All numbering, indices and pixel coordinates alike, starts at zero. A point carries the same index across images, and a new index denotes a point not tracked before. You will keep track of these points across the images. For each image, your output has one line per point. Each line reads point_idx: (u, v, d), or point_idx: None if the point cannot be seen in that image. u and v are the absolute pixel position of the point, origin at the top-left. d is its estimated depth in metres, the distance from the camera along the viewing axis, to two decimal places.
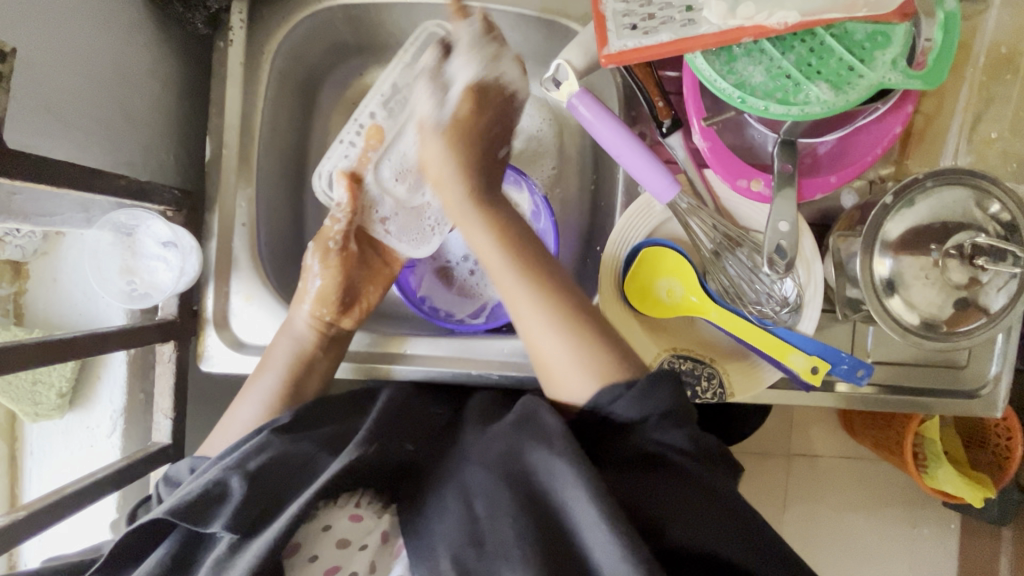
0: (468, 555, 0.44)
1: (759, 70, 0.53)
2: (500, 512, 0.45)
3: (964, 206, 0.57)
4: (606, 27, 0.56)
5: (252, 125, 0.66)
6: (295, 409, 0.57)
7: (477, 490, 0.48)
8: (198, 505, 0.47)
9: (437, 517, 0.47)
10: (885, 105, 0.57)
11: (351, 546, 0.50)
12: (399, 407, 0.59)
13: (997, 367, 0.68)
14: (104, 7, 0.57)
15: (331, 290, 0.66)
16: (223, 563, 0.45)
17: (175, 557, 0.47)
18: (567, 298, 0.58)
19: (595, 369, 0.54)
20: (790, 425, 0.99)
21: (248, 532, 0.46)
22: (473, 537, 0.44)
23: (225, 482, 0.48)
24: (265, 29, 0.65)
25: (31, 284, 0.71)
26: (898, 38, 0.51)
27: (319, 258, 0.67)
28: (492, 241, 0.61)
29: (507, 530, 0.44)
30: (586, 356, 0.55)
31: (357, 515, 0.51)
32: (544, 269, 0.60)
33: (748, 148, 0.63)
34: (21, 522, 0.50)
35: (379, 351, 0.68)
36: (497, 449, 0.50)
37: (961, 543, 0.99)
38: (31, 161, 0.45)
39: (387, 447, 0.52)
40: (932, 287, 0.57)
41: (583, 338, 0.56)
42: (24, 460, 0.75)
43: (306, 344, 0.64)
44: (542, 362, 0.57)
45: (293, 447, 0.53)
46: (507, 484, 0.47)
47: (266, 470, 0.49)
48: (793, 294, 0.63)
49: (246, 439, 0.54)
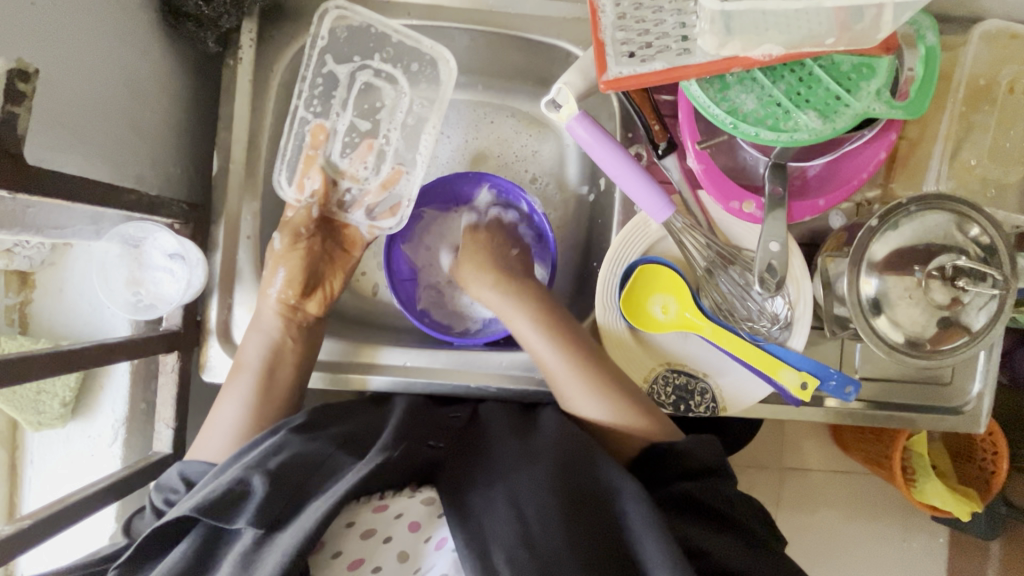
0: (521, 557, 0.44)
1: (751, 98, 0.56)
2: (550, 521, 0.47)
3: (946, 230, 0.59)
4: (605, 53, 0.58)
5: (259, 140, 0.68)
6: (308, 410, 0.60)
7: (517, 491, 0.49)
8: (222, 503, 0.48)
9: (487, 515, 0.48)
10: (871, 132, 0.60)
11: (375, 537, 0.50)
12: (417, 414, 0.61)
13: (980, 383, 0.70)
14: (118, 26, 0.59)
15: (295, 275, 0.67)
16: (250, 558, 0.45)
17: (197, 555, 0.48)
18: (584, 346, 0.64)
19: (606, 400, 0.62)
20: (782, 439, 1.01)
21: (273, 527, 0.47)
22: (524, 538, 0.45)
23: (247, 480, 0.49)
24: (274, 49, 0.67)
25: (37, 294, 0.71)
26: (882, 70, 0.54)
27: (285, 239, 0.68)
28: (537, 332, 0.66)
29: (557, 538, 0.46)
30: (602, 386, 0.62)
31: (381, 507, 0.51)
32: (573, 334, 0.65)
33: (740, 169, 0.66)
34: (25, 531, 0.50)
35: (354, 360, 0.70)
36: (539, 458, 0.53)
37: (950, 556, 1.01)
38: (47, 176, 0.45)
39: (409, 447, 0.54)
40: (916, 306, 0.59)
41: (592, 375, 0.63)
42: (23, 469, 0.75)
43: (277, 332, 0.65)
44: (563, 391, 0.64)
45: (312, 446, 0.54)
46: (544, 485, 0.50)
47: (289, 470, 0.51)
48: (784, 311, 0.65)
49: (261, 439, 0.56)
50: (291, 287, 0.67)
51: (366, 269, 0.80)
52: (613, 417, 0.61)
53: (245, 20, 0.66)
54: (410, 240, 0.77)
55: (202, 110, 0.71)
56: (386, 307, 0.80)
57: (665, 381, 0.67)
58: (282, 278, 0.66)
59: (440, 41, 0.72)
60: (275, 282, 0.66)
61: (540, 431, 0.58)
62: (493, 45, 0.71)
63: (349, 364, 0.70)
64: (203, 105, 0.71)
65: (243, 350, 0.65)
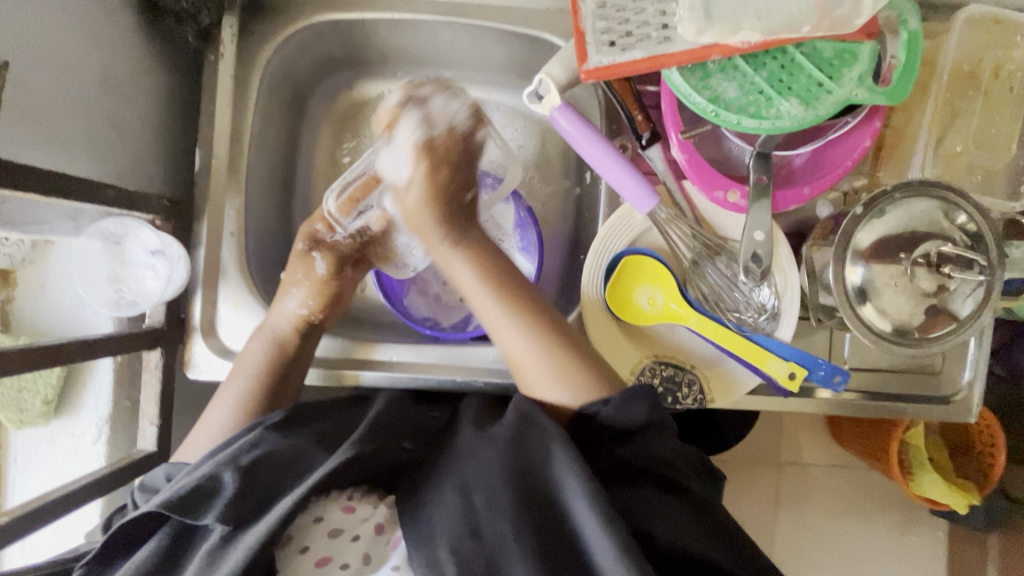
0: (467, 548, 0.45)
1: (733, 86, 0.56)
2: (497, 507, 0.47)
3: (931, 217, 0.59)
4: (585, 43, 0.57)
5: (241, 135, 0.68)
6: (287, 407, 0.59)
7: (470, 484, 0.49)
8: (189, 499, 0.48)
9: (438, 512, 0.49)
10: (854, 119, 0.60)
11: (343, 536, 0.50)
12: (395, 408, 0.60)
13: (970, 372, 0.70)
14: (94, 20, 0.58)
15: (314, 292, 0.69)
16: (216, 557, 0.46)
17: (166, 551, 0.48)
18: (543, 316, 0.61)
19: (562, 367, 0.58)
20: (775, 432, 1.01)
21: (240, 525, 0.48)
22: (473, 531, 0.46)
23: (218, 477, 0.49)
24: (254, 43, 0.67)
25: (19, 292, 0.71)
26: (864, 56, 0.54)
27: (327, 264, 0.70)
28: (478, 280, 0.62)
29: (505, 526, 0.46)
30: (554, 353, 0.59)
31: (349, 508, 0.51)
32: (523, 299, 0.61)
33: (725, 160, 0.65)
34: (3, 528, 0.50)
35: (352, 356, 0.70)
36: (495, 443, 0.52)
37: (947, 549, 1.00)
38: (18, 170, 0.45)
39: (381, 443, 0.54)
40: (902, 294, 0.59)
41: (541, 334, 0.60)
42: (8, 468, 0.74)
43: (288, 341, 0.66)
44: (524, 372, 0.60)
45: (287, 443, 0.54)
46: (499, 474, 0.49)
47: (260, 468, 0.51)
48: (771, 301, 0.65)
49: (239, 436, 0.56)
50: (317, 307, 0.69)
51: None
52: (569, 388, 0.57)
53: (225, 14, 0.66)
54: None
55: (184, 105, 0.71)
56: (373, 303, 0.80)
57: (653, 373, 0.66)
58: (303, 297, 0.68)
59: (422, 34, 0.71)
60: (292, 298, 0.68)
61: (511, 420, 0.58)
62: (476, 37, 0.71)
63: (336, 360, 0.70)
64: (184, 100, 0.70)
65: (244, 350, 0.66)
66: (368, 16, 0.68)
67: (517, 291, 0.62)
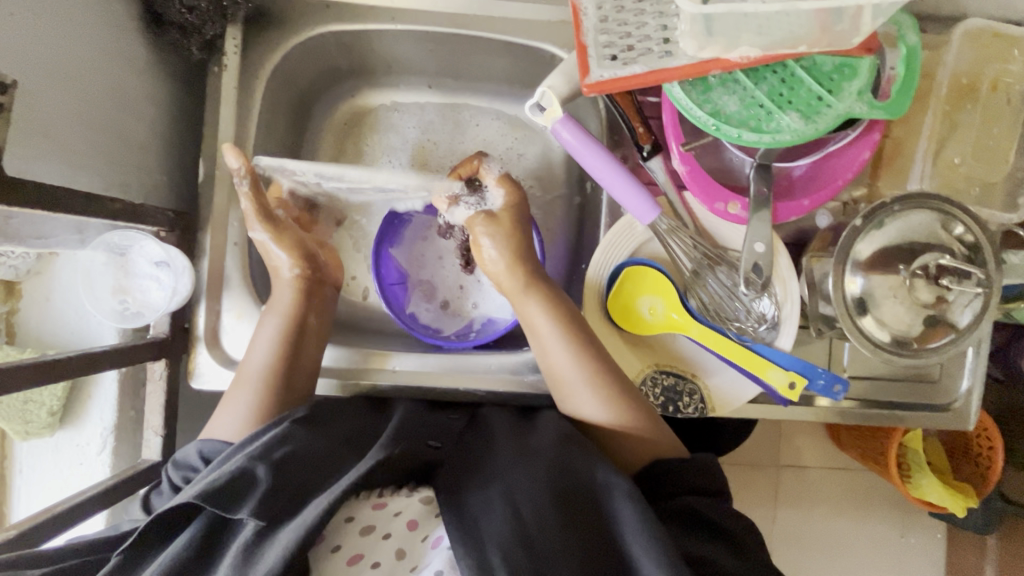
0: (518, 556, 0.45)
1: (733, 99, 0.56)
2: (546, 520, 0.48)
3: (930, 228, 0.59)
4: (587, 56, 0.58)
5: (245, 146, 0.68)
6: (310, 403, 0.61)
7: (514, 490, 0.50)
8: (227, 492, 0.48)
9: (483, 513, 0.49)
10: (854, 132, 0.60)
11: (375, 533, 0.50)
12: (415, 417, 0.62)
13: (969, 380, 0.70)
14: (98, 34, 0.58)
15: (292, 249, 0.67)
16: (251, 552, 0.46)
17: (200, 545, 0.48)
18: (602, 358, 0.63)
19: (604, 400, 0.62)
20: (776, 437, 1.01)
21: (275, 521, 0.47)
22: (522, 538, 0.46)
23: (253, 470, 0.50)
24: (258, 55, 0.67)
25: (24, 303, 0.71)
26: (863, 70, 0.54)
27: (267, 225, 0.66)
28: (544, 313, 0.65)
29: (553, 540, 0.47)
30: (597, 383, 0.62)
31: (380, 504, 0.52)
32: (593, 343, 0.64)
33: (725, 170, 0.66)
34: (11, 541, 0.50)
35: (365, 368, 0.70)
36: (539, 457, 0.54)
37: (946, 551, 1.01)
38: (26, 187, 0.45)
39: (411, 445, 0.55)
40: (901, 305, 0.60)
41: (590, 369, 0.62)
42: (14, 478, 0.74)
43: (294, 309, 0.66)
44: (566, 391, 0.64)
45: (313, 442, 0.55)
46: (543, 487, 0.51)
47: (291, 463, 0.51)
48: (771, 311, 0.65)
49: (266, 429, 0.56)
50: (303, 262, 0.68)
51: (356, 274, 0.81)
52: (604, 414, 0.62)
53: (229, 26, 0.66)
54: (400, 245, 0.78)
55: (188, 116, 0.71)
56: (376, 311, 0.81)
57: (654, 382, 0.67)
58: (289, 258, 0.67)
59: (425, 44, 0.72)
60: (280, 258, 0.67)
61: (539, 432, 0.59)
62: (478, 49, 0.72)
63: (337, 369, 0.70)
64: (188, 111, 0.71)
65: (251, 350, 0.64)
66: (371, 27, 0.68)
67: (590, 335, 0.64)
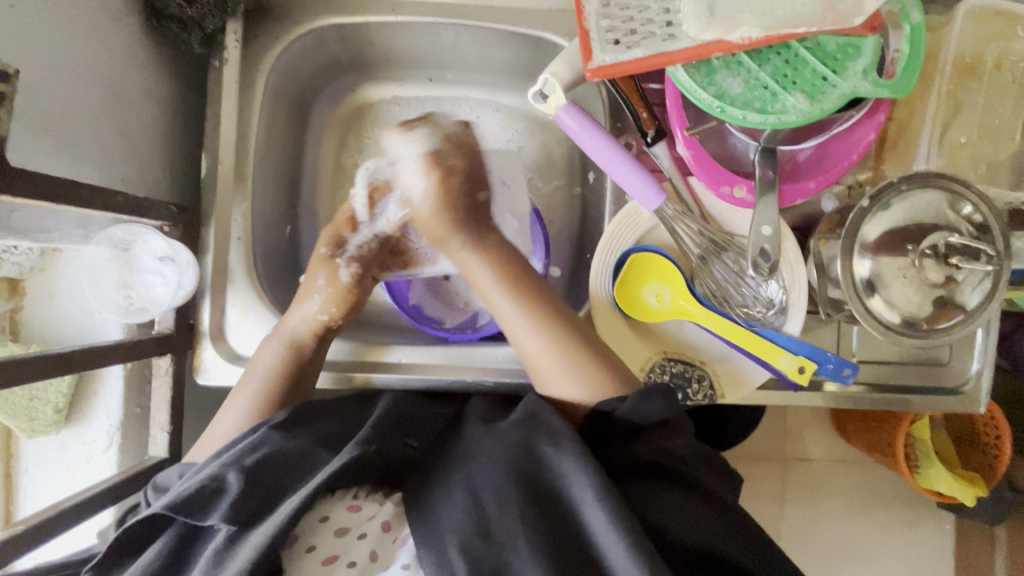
0: (477, 546, 0.45)
1: (738, 81, 0.56)
2: (507, 505, 0.47)
3: (938, 208, 0.59)
4: (590, 41, 0.57)
5: (246, 140, 0.68)
6: (291, 409, 0.59)
7: (479, 480, 0.50)
8: (193, 500, 0.48)
9: (445, 507, 0.49)
10: (859, 113, 0.60)
11: (350, 535, 0.50)
12: (399, 407, 0.61)
13: (978, 363, 0.70)
14: (98, 28, 0.58)
15: (336, 298, 0.69)
16: (220, 557, 0.45)
17: (172, 553, 0.48)
18: (557, 317, 0.63)
19: (585, 376, 0.59)
20: (784, 429, 1.01)
21: (247, 524, 0.47)
22: (482, 530, 0.46)
23: (222, 477, 0.50)
24: (259, 49, 0.67)
25: (27, 301, 0.71)
26: (868, 49, 0.54)
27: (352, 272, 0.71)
28: (494, 283, 0.65)
29: (515, 525, 0.46)
30: (566, 356, 0.61)
31: (355, 506, 0.52)
32: (546, 306, 0.64)
33: (730, 156, 0.66)
34: (18, 537, 0.49)
35: (362, 360, 0.70)
36: (506, 445, 0.53)
37: (956, 542, 1.01)
38: (30, 178, 0.45)
39: (386, 442, 0.54)
40: (910, 285, 0.59)
41: (562, 339, 0.61)
42: (19, 477, 0.74)
43: (304, 342, 0.66)
44: (534, 363, 0.63)
45: (289, 444, 0.55)
46: (508, 475, 0.50)
47: (262, 466, 0.51)
48: (779, 295, 0.65)
49: (243, 436, 0.56)
50: (337, 314, 0.69)
51: None
52: (580, 391, 0.60)
53: (228, 20, 0.66)
54: None
55: (189, 111, 0.71)
56: (381, 306, 0.80)
57: (663, 369, 0.67)
58: (326, 304, 0.68)
59: (426, 36, 0.72)
60: (312, 301, 0.68)
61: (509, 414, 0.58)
62: (479, 39, 0.71)
63: (343, 362, 0.70)
64: (189, 106, 0.70)
65: (257, 355, 0.65)
66: (372, 20, 0.68)
67: (542, 297, 0.64)
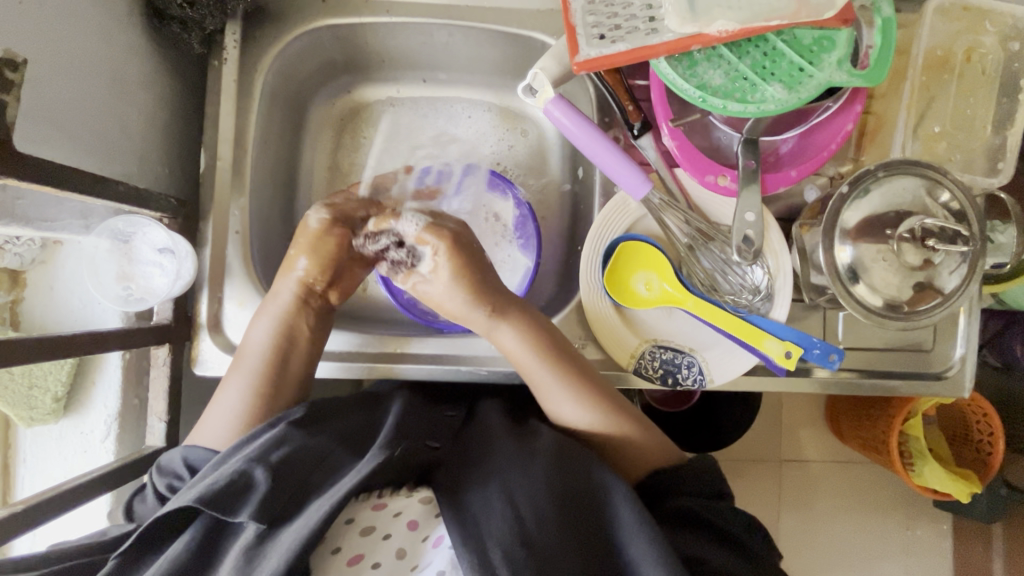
0: (519, 555, 0.46)
1: (719, 73, 0.58)
2: (543, 515, 0.49)
3: (915, 194, 0.61)
4: (577, 36, 0.60)
5: (245, 137, 0.70)
6: (307, 404, 0.60)
7: (513, 486, 0.51)
8: (225, 494, 0.49)
9: (481, 511, 0.49)
10: (836, 103, 0.62)
11: (375, 534, 0.50)
12: (413, 412, 0.62)
13: (961, 349, 0.72)
14: (102, 25, 0.60)
15: (317, 256, 0.67)
16: (253, 554, 0.46)
17: (197, 548, 0.49)
18: (573, 365, 0.64)
19: (586, 406, 0.63)
20: (778, 427, 1.02)
21: (276, 521, 0.48)
22: (522, 538, 0.47)
23: (251, 473, 0.50)
24: (258, 48, 0.69)
25: (27, 292, 0.72)
26: (842, 42, 0.56)
27: (320, 219, 0.68)
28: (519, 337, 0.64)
29: (551, 535, 0.48)
30: (581, 395, 0.63)
31: (381, 504, 0.52)
32: (565, 357, 0.64)
33: (714, 149, 0.68)
34: (17, 516, 0.50)
35: (345, 351, 0.71)
36: (539, 456, 0.55)
37: (954, 542, 1.01)
38: (35, 163, 0.46)
39: (410, 445, 0.55)
40: (890, 269, 0.61)
41: (566, 376, 0.63)
42: (16, 468, 0.74)
43: (290, 310, 0.66)
44: (535, 383, 0.64)
45: (312, 442, 0.55)
46: (539, 486, 0.51)
47: (290, 463, 0.52)
48: (764, 281, 0.66)
49: (259, 432, 0.56)
50: (316, 272, 0.67)
51: None
52: (590, 421, 0.63)
53: (228, 21, 0.68)
54: None
55: (188, 108, 0.73)
56: (378, 302, 0.82)
57: (653, 356, 0.68)
58: (306, 261, 0.67)
59: (419, 38, 0.74)
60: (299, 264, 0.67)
61: (540, 436, 0.59)
62: (471, 39, 0.74)
63: (340, 353, 0.71)
64: (188, 103, 0.72)
65: (249, 335, 0.66)
66: (367, 21, 0.71)
67: (564, 350, 0.65)
